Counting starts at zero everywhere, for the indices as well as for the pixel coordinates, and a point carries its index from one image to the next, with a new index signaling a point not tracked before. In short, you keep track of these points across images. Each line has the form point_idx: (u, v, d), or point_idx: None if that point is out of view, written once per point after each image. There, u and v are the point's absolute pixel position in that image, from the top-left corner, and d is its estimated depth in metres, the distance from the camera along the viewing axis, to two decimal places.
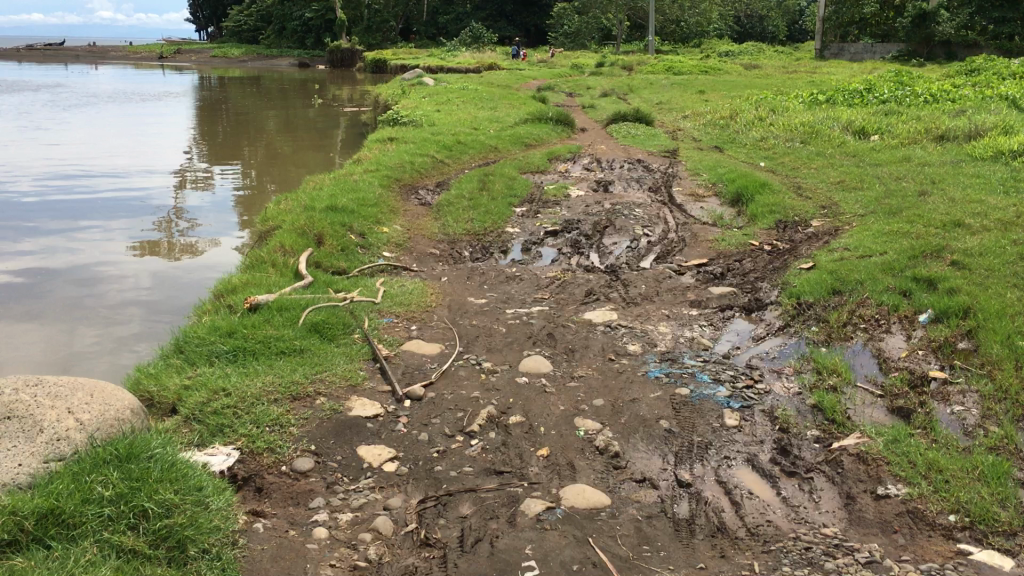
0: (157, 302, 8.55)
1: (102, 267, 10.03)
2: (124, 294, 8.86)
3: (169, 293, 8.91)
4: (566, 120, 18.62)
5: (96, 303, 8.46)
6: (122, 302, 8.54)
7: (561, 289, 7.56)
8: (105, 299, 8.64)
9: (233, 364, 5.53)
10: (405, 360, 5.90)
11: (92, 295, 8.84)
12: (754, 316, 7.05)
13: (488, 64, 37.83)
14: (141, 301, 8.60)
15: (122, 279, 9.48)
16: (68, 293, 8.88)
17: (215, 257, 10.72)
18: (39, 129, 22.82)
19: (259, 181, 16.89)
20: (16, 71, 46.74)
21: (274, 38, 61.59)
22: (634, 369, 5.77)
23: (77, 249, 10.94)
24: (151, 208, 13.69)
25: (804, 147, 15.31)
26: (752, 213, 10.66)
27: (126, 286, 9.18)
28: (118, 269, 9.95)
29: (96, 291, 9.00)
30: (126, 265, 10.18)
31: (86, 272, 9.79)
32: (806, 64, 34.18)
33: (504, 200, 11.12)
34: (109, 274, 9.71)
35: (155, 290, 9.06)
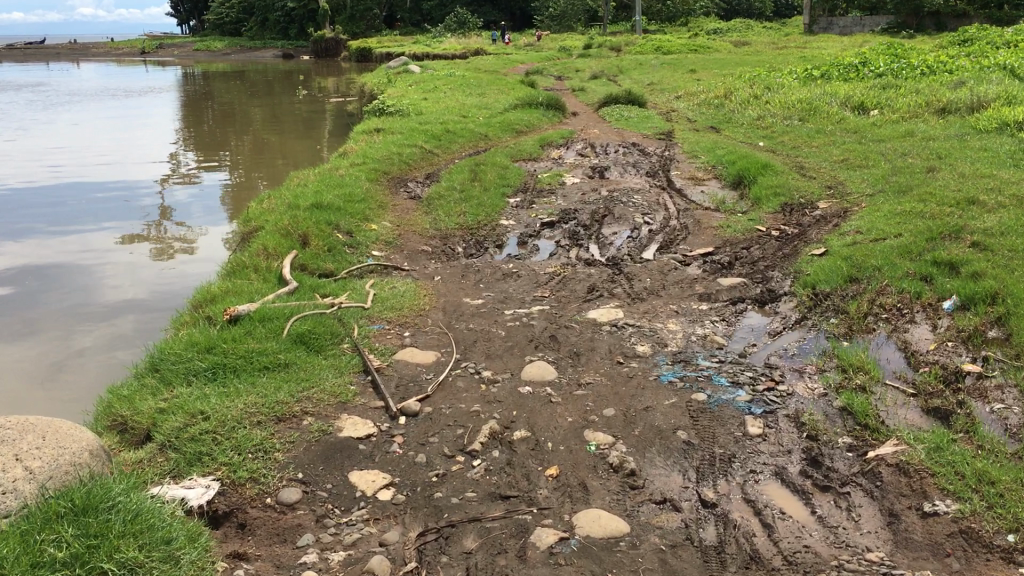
0: (142, 309, 8.10)
1: (83, 273, 9.57)
2: (105, 301, 8.40)
3: (154, 299, 8.46)
4: (557, 104, 18.17)
5: (77, 312, 8.01)
6: (103, 310, 8.08)
7: (562, 286, 7.15)
8: (85, 307, 8.18)
9: (212, 383, 5.11)
10: (399, 371, 5.49)
11: (74, 301, 8.44)
12: (768, 307, 6.65)
13: (474, 49, 37.27)
14: (123, 308, 8.14)
15: (104, 286, 9.02)
16: (45, 302, 8.40)
17: (202, 259, 10.27)
18: (21, 130, 22.29)
19: (245, 176, 16.42)
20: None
21: (257, 30, 60.91)
22: (645, 374, 5.37)
23: (56, 255, 10.46)
24: (135, 209, 13.20)
25: (802, 124, 14.90)
26: (755, 196, 10.26)
27: (109, 293, 8.73)
28: (99, 275, 9.48)
29: (75, 299, 8.53)
30: (107, 270, 9.70)
31: (64, 279, 9.32)
32: (796, 39, 33.67)
33: (496, 190, 10.70)
34: (89, 281, 9.24)
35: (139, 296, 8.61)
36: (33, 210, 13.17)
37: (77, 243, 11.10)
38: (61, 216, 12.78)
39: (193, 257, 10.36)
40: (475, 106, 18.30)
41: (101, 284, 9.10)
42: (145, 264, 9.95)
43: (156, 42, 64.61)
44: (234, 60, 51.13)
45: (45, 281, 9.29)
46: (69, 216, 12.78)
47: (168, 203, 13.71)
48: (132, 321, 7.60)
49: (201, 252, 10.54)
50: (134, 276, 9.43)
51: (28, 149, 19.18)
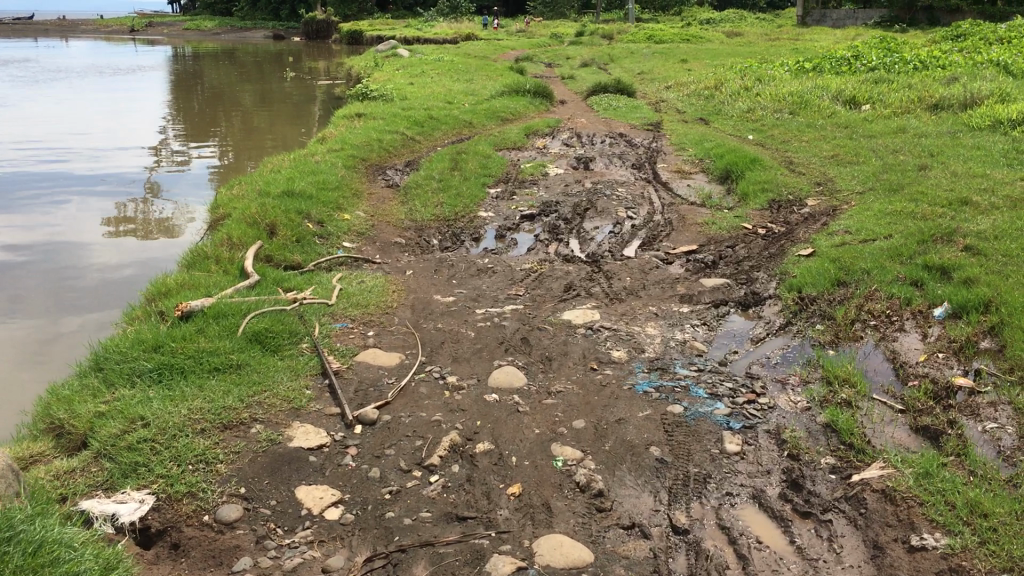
0: (102, 295, 7.71)
1: (45, 257, 9.14)
2: (65, 287, 8.00)
3: (118, 285, 8.09)
4: (545, 92, 17.82)
5: (36, 298, 7.61)
6: (69, 292, 7.77)
7: (538, 284, 6.84)
8: (43, 294, 7.78)
9: (158, 385, 4.78)
10: (360, 374, 5.17)
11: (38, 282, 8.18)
12: (752, 311, 6.35)
13: (465, 34, 36.82)
14: (84, 294, 7.75)
15: (65, 269, 8.61)
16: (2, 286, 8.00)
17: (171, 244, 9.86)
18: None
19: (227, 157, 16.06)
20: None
21: (248, 10, 60.25)
22: (619, 383, 5.07)
23: (18, 235, 10.02)
24: (113, 188, 12.84)
25: (793, 118, 14.60)
26: (742, 191, 9.96)
27: (70, 278, 8.31)
28: (60, 259, 9.04)
29: (32, 285, 8.11)
30: (71, 253, 9.28)
31: (25, 262, 8.90)
32: (789, 31, 33.37)
33: (476, 180, 10.38)
34: (50, 265, 8.82)
35: (101, 283, 8.21)
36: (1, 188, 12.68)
37: (43, 222, 10.68)
38: (28, 195, 12.31)
39: (162, 242, 9.95)
40: (462, 92, 17.93)
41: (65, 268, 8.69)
42: (110, 249, 9.52)
43: (146, 20, 63.91)
44: (224, 40, 50.51)
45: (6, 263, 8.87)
46: (38, 195, 12.31)
47: (153, 181, 13.50)
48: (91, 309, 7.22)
49: (170, 237, 10.12)
50: (98, 261, 9.03)
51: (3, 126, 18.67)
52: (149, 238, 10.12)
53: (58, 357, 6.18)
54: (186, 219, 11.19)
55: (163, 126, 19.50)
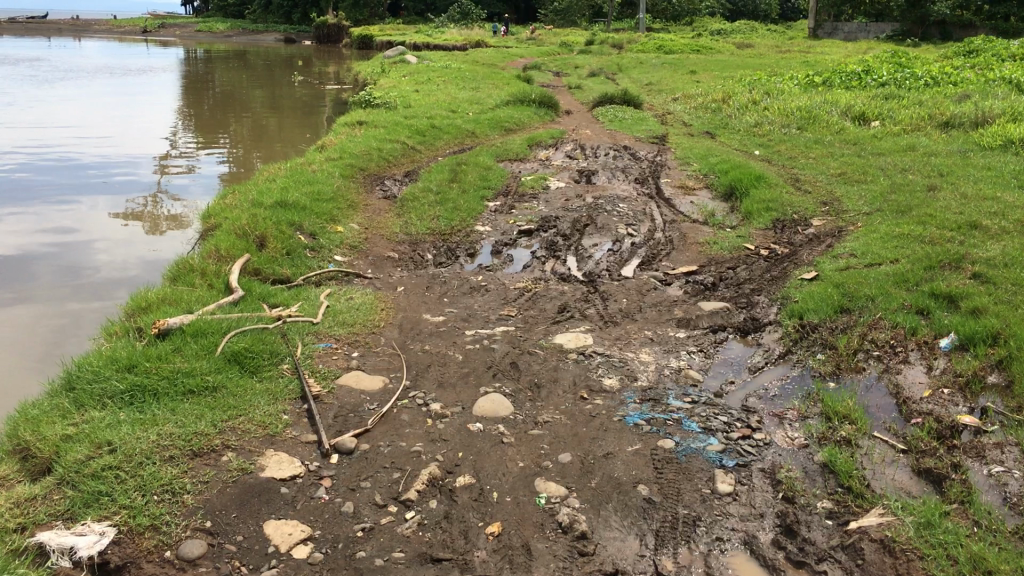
0: (86, 298, 7.49)
1: (31, 256, 8.92)
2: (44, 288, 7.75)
3: (100, 288, 7.82)
4: (551, 103, 17.65)
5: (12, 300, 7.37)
6: (71, 288, 7.77)
7: (531, 304, 6.65)
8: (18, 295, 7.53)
9: (129, 408, 4.60)
10: (341, 399, 4.99)
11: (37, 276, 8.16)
12: (751, 337, 6.16)
13: (475, 41, 36.72)
14: (62, 296, 7.49)
15: (52, 268, 8.38)
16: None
17: (165, 244, 9.62)
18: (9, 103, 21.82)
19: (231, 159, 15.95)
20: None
21: (260, 13, 60.39)
22: (610, 413, 4.87)
23: (13, 233, 9.88)
24: (122, 186, 12.89)
25: (801, 133, 14.40)
26: (746, 210, 9.76)
27: (52, 279, 8.07)
28: (61, 255, 9.03)
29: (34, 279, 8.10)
30: (60, 254, 9.07)
31: (15, 259, 8.72)
32: (800, 44, 33.17)
33: (476, 192, 10.20)
34: (35, 265, 8.59)
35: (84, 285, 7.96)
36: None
37: (36, 222, 10.49)
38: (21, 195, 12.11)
39: (155, 242, 9.71)
40: (466, 101, 17.77)
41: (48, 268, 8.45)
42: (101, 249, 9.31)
43: (158, 20, 63.92)
44: (235, 43, 50.57)
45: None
46: (29, 195, 12.11)
47: (165, 180, 13.59)
48: (68, 315, 6.96)
49: (165, 238, 9.90)
50: (84, 262, 8.78)
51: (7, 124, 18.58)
52: (142, 238, 9.88)
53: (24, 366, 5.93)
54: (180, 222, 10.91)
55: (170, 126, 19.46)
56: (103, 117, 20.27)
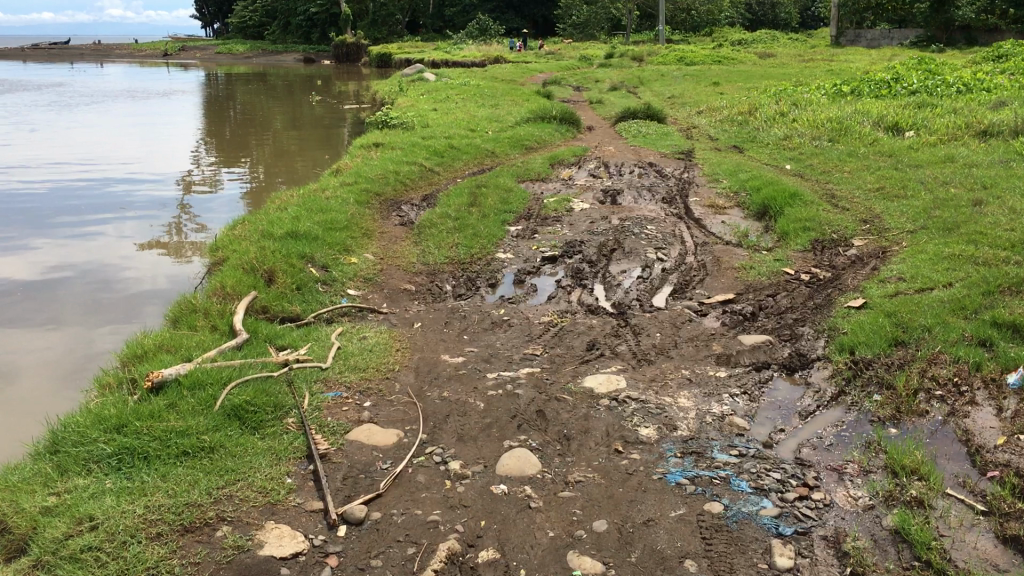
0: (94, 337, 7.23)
1: (46, 293, 8.70)
2: (36, 336, 7.31)
3: (98, 331, 7.37)
4: (572, 119, 17.21)
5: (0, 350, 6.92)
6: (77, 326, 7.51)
7: (558, 341, 6.18)
8: (8, 345, 7.06)
9: (116, 474, 4.15)
10: (351, 457, 4.53)
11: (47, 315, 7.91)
12: (798, 376, 5.64)
13: (494, 57, 36.39)
14: (56, 345, 7.04)
15: (63, 306, 8.14)
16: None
17: (172, 279, 9.17)
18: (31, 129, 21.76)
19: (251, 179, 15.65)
20: (21, 70, 46.09)
21: (280, 34, 60.69)
22: (648, 471, 4.37)
23: (28, 267, 9.67)
24: (142, 211, 12.67)
25: (833, 146, 13.85)
26: (781, 230, 9.23)
27: (48, 324, 7.64)
28: (74, 289, 8.81)
29: (44, 317, 7.86)
30: (57, 294, 8.62)
31: (29, 297, 8.52)
32: (823, 52, 32.58)
33: (496, 217, 9.75)
34: (30, 307, 8.16)
35: (85, 327, 7.57)
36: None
37: (37, 259, 10.06)
38: (27, 226, 11.73)
39: (162, 276, 9.30)
40: (486, 119, 17.37)
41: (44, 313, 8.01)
42: (101, 288, 8.86)
43: (178, 44, 64.41)
44: (255, 64, 50.67)
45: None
46: (35, 226, 11.72)
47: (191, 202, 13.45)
48: (60, 364, 6.52)
49: (173, 272, 9.45)
50: (82, 304, 8.33)
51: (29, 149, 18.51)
52: (147, 273, 9.45)
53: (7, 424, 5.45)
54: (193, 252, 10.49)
55: (194, 148, 19.34)
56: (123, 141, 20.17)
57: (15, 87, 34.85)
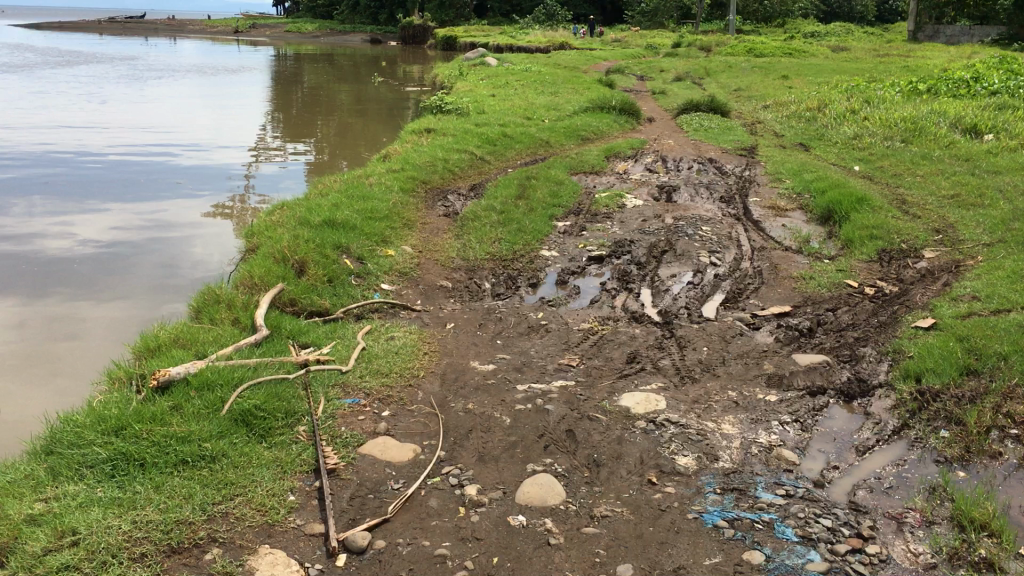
0: (117, 321, 6.99)
1: (85, 266, 8.54)
2: (57, 316, 7.10)
3: (120, 314, 7.12)
4: (632, 109, 16.70)
5: (16, 332, 6.72)
6: (103, 307, 7.29)
7: (596, 351, 5.78)
8: (33, 325, 6.88)
9: (109, 483, 3.87)
10: (362, 474, 4.21)
11: (79, 293, 7.72)
12: (857, 404, 5.15)
13: (558, 43, 35.87)
14: (75, 328, 6.83)
15: (95, 283, 7.95)
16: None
17: (206, 259, 8.91)
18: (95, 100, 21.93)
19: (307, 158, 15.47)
20: (96, 43, 46.95)
21: (348, 14, 60.94)
22: (683, 509, 3.95)
23: (70, 240, 9.54)
24: (195, 186, 12.56)
25: (905, 147, 13.14)
26: (846, 236, 8.67)
27: (70, 304, 7.42)
28: (111, 265, 8.63)
29: (74, 295, 7.67)
30: (89, 270, 8.42)
31: (69, 271, 8.38)
32: (899, 47, 31.39)
33: (544, 211, 9.36)
34: (65, 282, 8.00)
35: (112, 307, 7.35)
36: (44, 188, 12.05)
37: (76, 232, 9.91)
38: (76, 197, 11.64)
39: (201, 254, 9.07)
40: (543, 106, 16.96)
41: (67, 289, 7.78)
42: (133, 265, 8.65)
43: (248, 21, 64.99)
44: (322, 43, 50.84)
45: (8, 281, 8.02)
46: (82, 197, 11.60)
47: (254, 177, 13.34)
48: (72, 355, 6.28)
49: (209, 251, 9.22)
50: (115, 279, 8.14)
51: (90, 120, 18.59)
52: (182, 251, 9.21)
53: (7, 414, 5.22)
54: (231, 228, 10.24)
55: (257, 125, 19.26)
56: (183, 114, 20.16)
57: (89, 59, 35.43)
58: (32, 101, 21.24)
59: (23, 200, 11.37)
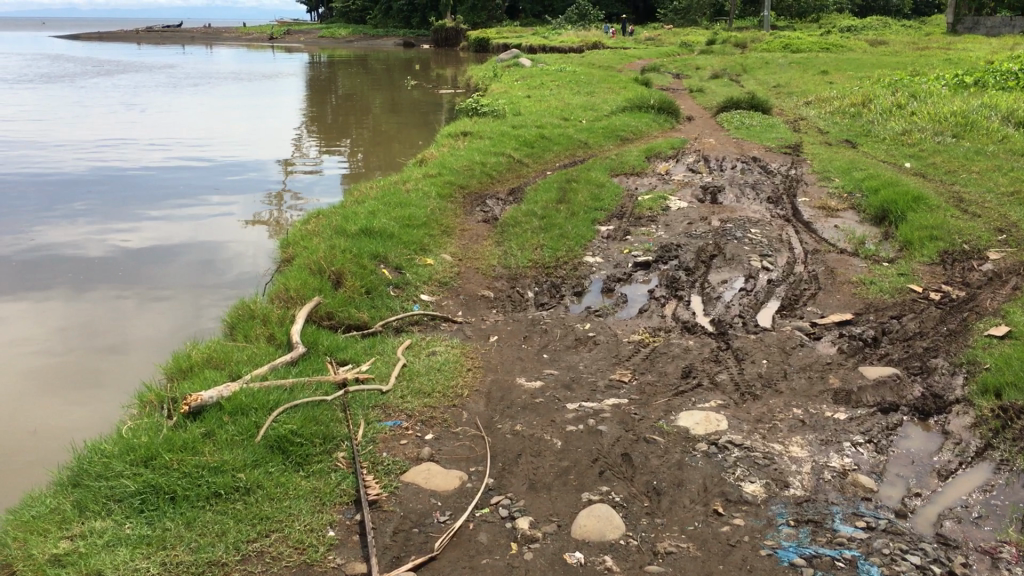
0: (152, 328, 6.78)
1: (119, 273, 8.36)
2: (91, 322, 6.90)
3: (154, 321, 6.92)
4: (671, 108, 16.33)
5: (49, 340, 6.53)
6: (137, 314, 7.09)
7: (649, 366, 5.47)
8: (66, 332, 6.69)
9: (137, 518, 3.64)
10: (405, 506, 3.93)
11: (112, 299, 7.54)
12: (933, 422, 4.79)
13: (591, 42, 35.49)
14: (107, 335, 6.62)
15: (127, 291, 7.76)
16: (21, 319, 6.97)
17: (241, 264, 8.69)
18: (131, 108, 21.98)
19: (342, 162, 15.29)
20: (133, 52, 47.37)
21: (379, 18, 60.99)
22: (755, 544, 3.62)
23: (104, 246, 9.39)
24: (229, 192, 12.39)
25: (958, 142, 12.64)
26: (904, 238, 8.26)
27: (105, 310, 7.23)
28: (145, 270, 8.44)
29: (108, 301, 7.49)
30: (123, 276, 8.24)
31: (104, 277, 8.20)
32: (940, 40, 30.60)
33: (586, 215, 9.06)
34: (99, 289, 7.82)
35: (146, 313, 7.14)
36: (81, 196, 11.95)
37: (111, 238, 9.77)
38: (111, 204, 11.53)
39: (235, 259, 8.86)
40: (580, 106, 16.65)
41: (103, 296, 7.60)
42: (169, 271, 8.45)
43: (282, 27, 65.36)
44: (355, 47, 50.87)
45: (44, 288, 7.87)
46: (117, 204, 11.49)
47: (290, 183, 13.16)
48: (104, 363, 6.07)
49: (248, 255, 8.98)
50: (149, 285, 7.94)
51: (126, 127, 18.59)
52: (217, 256, 9.01)
53: (38, 433, 5.00)
54: (269, 234, 10.03)
55: (291, 130, 19.13)
56: (217, 120, 20.10)
57: (127, 67, 35.68)
58: (69, 110, 21.34)
59: (58, 209, 11.27)
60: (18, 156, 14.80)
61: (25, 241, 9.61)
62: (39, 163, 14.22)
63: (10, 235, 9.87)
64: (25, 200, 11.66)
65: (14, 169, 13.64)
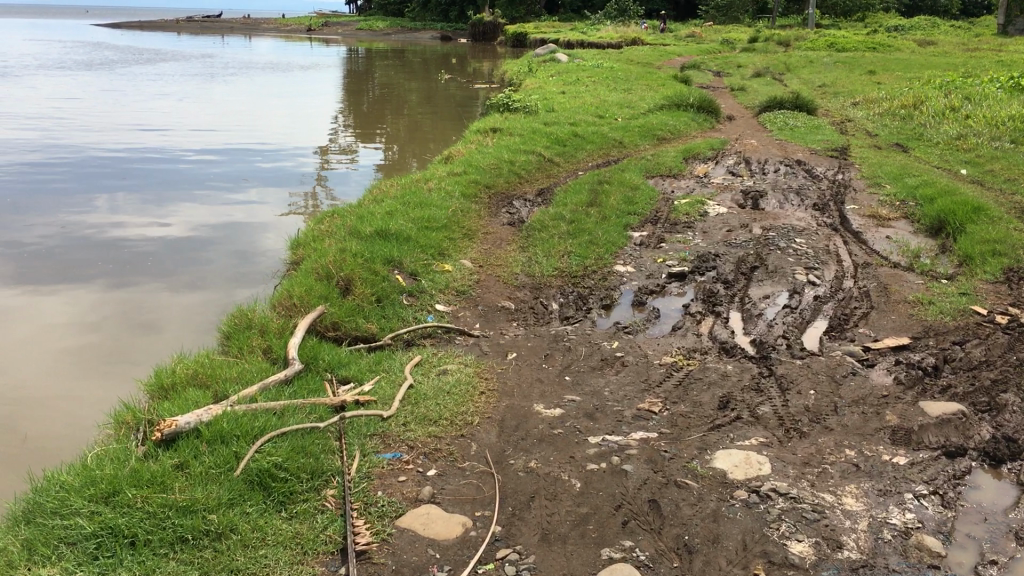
0: (153, 328, 6.36)
1: (125, 267, 7.95)
2: (89, 321, 6.50)
3: (155, 321, 6.49)
4: (711, 107, 15.70)
5: (42, 340, 6.12)
6: (138, 313, 6.68)
7: (681, 394, 4.92)
8: (59, 331, 6.28)
9: (87, 567, 3.16)
10: (399, 556, 3.43)
11: (113, 296, 7.13)
12: (1007, 471, 4.18)
13: (630, 39, 34.76)
14: (103, 335, 6.22)
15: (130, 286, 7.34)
16: (17, 315, 6.59)
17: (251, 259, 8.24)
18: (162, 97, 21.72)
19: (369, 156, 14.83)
20: (173, 41, 47.39)
21: (418, 11, 60.61)
22: None
23: (113, 237, 9.01)
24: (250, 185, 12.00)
25: (1017, 148, 11.88)
26: (963, 252, 7.61)
27: (104, 307, 6.83)
28: (152, 264, 8.03)
29: (110, 298, 7.08)
30: (128, 270, 7.83)
31: (110, 271, 7.80)
32: (992, 41, 29.54)
33: (618, 219, 8.51)
34: (101, 283, 7.42)
35: (148, 311, 6.73)
36: (97, 185, 11.61)
37: (122, 229, 9.38)
38: (128, 194, 11.17)
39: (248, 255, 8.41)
40: (616, 104, 16.08)
41: (113, 290, 7.24)
42: (180, 265, 8.04)
43: (323, 19, 65.30)
44: (393, 40, 50.55)
45: (50, 280, 7.49)
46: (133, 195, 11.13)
47: (315, 175, 12.75)
48: (94, 367, 5.65)
49: (263, 251, 8.56)
50: (154, 280, 7.53)
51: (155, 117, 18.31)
52: (229, 251, 8.58)
53: (31, 441, 4.62)
54: (287, 228, 9.60)
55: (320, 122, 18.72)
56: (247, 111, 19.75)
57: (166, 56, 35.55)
58: (103, 99, 21.15)
59: (73, 197, 10.92)
60: (44, 144, 14.53)
61: (40, 230, 9.27)
62: (64, 151, 13.94)
63: (23, 224, 9.53)
64: (44, 188, 11.34)
65: (37, 157, 13.36)
